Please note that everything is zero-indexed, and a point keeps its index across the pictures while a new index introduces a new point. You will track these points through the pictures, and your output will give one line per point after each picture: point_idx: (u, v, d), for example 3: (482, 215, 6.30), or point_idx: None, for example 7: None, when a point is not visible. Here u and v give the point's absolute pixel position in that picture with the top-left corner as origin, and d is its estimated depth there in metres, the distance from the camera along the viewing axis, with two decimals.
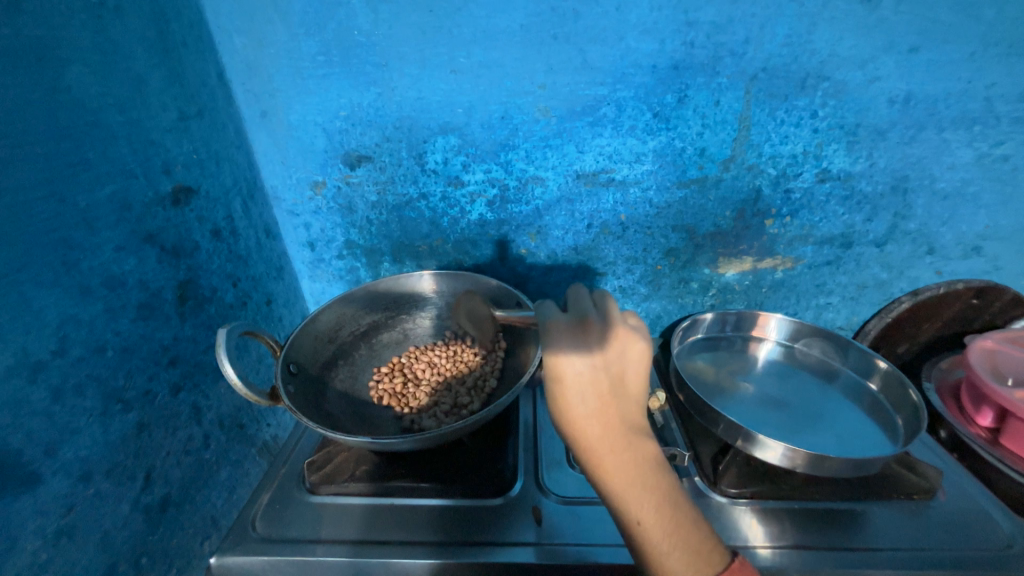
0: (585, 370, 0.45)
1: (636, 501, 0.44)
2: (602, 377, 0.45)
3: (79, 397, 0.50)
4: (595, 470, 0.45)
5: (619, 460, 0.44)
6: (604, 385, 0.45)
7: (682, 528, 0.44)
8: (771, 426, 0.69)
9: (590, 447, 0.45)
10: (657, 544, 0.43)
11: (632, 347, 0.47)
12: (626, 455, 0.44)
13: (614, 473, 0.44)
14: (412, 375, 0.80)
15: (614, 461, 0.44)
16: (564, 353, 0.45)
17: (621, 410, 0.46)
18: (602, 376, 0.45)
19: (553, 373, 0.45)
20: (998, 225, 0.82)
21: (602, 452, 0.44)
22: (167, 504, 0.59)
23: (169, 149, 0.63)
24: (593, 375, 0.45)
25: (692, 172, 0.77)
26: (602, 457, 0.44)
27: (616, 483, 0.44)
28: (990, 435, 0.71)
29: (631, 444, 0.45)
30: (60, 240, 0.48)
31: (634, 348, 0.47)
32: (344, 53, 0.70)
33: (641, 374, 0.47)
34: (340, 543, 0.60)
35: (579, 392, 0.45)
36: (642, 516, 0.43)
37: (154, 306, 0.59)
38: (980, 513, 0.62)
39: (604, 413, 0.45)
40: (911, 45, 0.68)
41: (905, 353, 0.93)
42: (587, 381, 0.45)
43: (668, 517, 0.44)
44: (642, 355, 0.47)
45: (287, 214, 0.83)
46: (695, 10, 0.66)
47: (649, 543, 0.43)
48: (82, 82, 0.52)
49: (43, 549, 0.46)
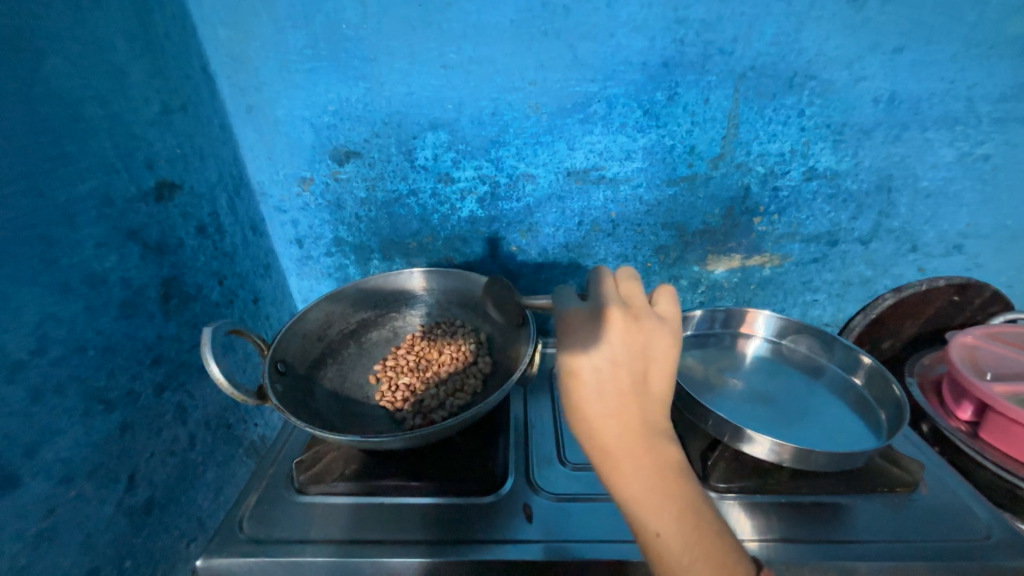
0: (604, 365, 0.46)
1: (655, 509, 0.43)
2: (622, 370, 0.46)
3: (59, 397, 0.49)
4: (613, 475, 0.45)
5: (637, 467, 0.44)
6: (625, 384, 0.46)
7: (703, 537, 0.43)
8: (760, 421, 0.70)
9: (608, 453, 0.45)
10: (679, 556, 0.42)
11: (663, 344, 0.48)
12: (643, 459, 0.44)
13: (632, 482, 0.44)
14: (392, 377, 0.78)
15: (632, 463, 0.44)
16: (581, 349, 0.46)
17: (639, 411, 0.46)
18: (622, 371, 0.46)
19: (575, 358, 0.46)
20: (978, 223, 0.83)
21: (621, 459, 0.44)
22: (152, 505, 0.58)
23: (152, 143, 0.62)
24: (612, 371, 0.46)
25: (681, 169, 0.78)
26: (617, 454, 0.45)
27: (633, 490, 0.44)
28: (970, 428, 0.72)
29: (649, 448, 0.45)
30: (39, 236, 0.47)
31: (652, 333, 0.48)
32: (332, 47, 0.69)
33: (666, 356, 0.48)
34: (329, 543, 0.59)
35: (599, 390, 0.46)
36: (661, 524, 0.43)
37: (137, 304, 0.58)
38: (960, 504, 0.63)
39: (623, 413, 0.45)
40: (895, 45, 0.69)
41: (889, 349, 0.94)
42: (606, 376, 0.45)
43: (689, 536, 0.43)
44: (664, 341, 0.49)
45: (273, 211, 0.82)
46: (684, 7, 0.66)
47: (667, 554, 0.43)
48: (61, 74, 0.50)
49: (22, 552, 0.45)
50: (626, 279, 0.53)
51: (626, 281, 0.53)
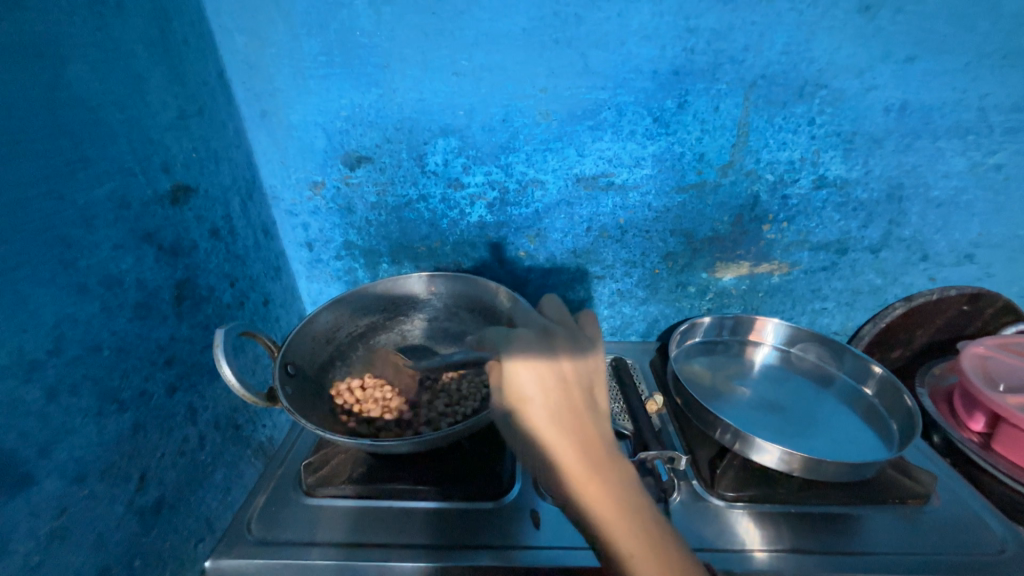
0: (542, 372, 0.48)
1: (601, 502, 0.45)
2: (559, 377, 0.49)
3: (74, 397, 0.49)
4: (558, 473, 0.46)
5: (581, 463, 0.46)
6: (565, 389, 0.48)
7: (646, 526, 0.45)
8: (767, 429, 0.70)
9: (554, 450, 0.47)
10: (626, 545, 0.44)
11: (592, 354, 0.52)
12: (586, 457, 0.46)
13: (578, 478, 0.46)
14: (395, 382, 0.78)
15: (575, 458, 0.46)
16: (523, 357, 0.49)
17: (580, 413, 0.48)
18: (558, 378, 0.49)
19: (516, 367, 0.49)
20: (990, 233, 0.83)
21: (565, 456, 0.46)
22: (161, 505, 0.59)
23: (169, 147, 0.63)
24: (550, 378, 0.48)
25: (690, 176, 0.78)
26: (560, 450, 0.47)
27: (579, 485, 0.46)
28: (983, 440, 0.72)
29: (590, 446, 0.47)
30: (59, 238, 0.48)
31: (581, 345, 0.52)
32: (346, 54, 0.70)
33: (594, 365, 0.52)
34: (337, 547, 0.59)
35: (540, 393, 0.48)
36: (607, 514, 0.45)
37: (151, 306, 0.58)
38: (973, 518, 0.62)
39: (562, 415, 0.48)
40: (907, 55, 0.69)
41: (898, 358, 0.94)
42: (545, 381, 0.48)
43: (634, 525, 0.45)
44: (591, 352, 0.52)
45: (285, 214, 0.83)
46: (696, 16, 0.67)
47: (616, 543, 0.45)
48: (82, 80, 0.51)
49: (35, 551, 0.45)
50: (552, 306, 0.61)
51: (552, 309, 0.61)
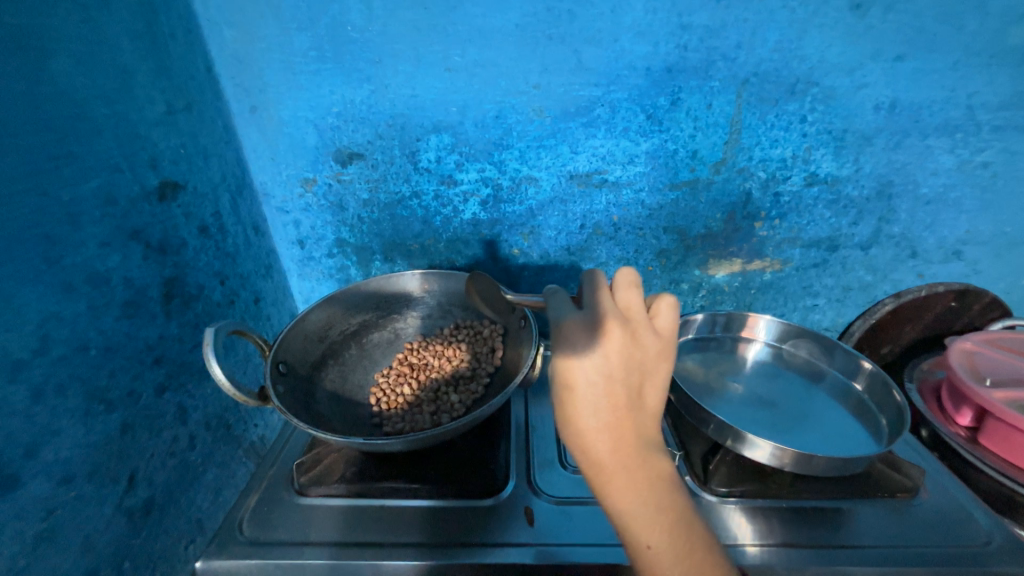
0: (599, 379, 0.44)
1: (645, 519, 0.43)
2: (617, 390, 0.44)
3: (61, 397, 0.48)
4: (605, 490, 0.44)
5: (630, 481, 0.44)
6: (621, 400, 0.44)
7: (695, 553, 0.43)
8: (759, 425, 0.70)
9: (600, 465, 0.44)
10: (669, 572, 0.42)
11: (654, 358, 0.47)
12: (637, 475, 0.44)
13: (624, 496, 0.44)
14: (389, 379, 0.79)
15: (626, 479, 0.44)
16: (583, 364, 0.43)
17: (634, 428, 0.45)
18: (617, 387, 0.44)
19: (572, 372, 0.43)
20: (978, 231, 0.84)
21: (615, 472, 0.44)
22: (151, 506, 0.58)
23: (156, 143, 0.62)
24: (609, 390, 0.44)
25: (683, 174, 0.78)
26: (610, 464, 0.44)
27: (625, 502, 0.44)
28: (969, 433, 0.73)
29: (642, 464, 0.44)
30: (43, 235, 0.47)
31: (647, 349, 0.46)
32: (337, 49, 0.69)
33: (659, 370, 0.47)
34: (329, 546, 0.59)
35: (595, 404, 0.44)
36: (653, 538, 0.43)
37: (139, 304, 0.57)
38: (960, 510, 0.63)
39: (617, 430, 0.44)
40: (898, 53, 0.69)
41: (887, 354, 0.95)
42: (602, 392, 0.43)
43: (680, 552, 0.43)
44: (657, 355, 0.47)
45: (276, 211, 0.82)
46: (689, 13, 0.67)
47: (658, 568, 0.42)
48: (66, 73, 0.50)
49: (22, 554, 0.44)
50: (626, 286, 0.47)
51: (625, 289, 0.47)
